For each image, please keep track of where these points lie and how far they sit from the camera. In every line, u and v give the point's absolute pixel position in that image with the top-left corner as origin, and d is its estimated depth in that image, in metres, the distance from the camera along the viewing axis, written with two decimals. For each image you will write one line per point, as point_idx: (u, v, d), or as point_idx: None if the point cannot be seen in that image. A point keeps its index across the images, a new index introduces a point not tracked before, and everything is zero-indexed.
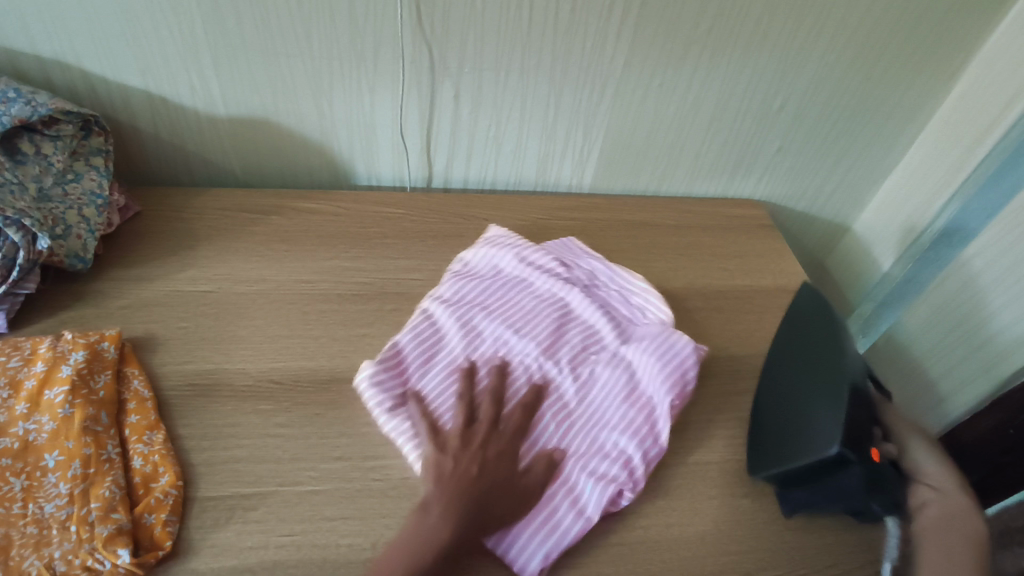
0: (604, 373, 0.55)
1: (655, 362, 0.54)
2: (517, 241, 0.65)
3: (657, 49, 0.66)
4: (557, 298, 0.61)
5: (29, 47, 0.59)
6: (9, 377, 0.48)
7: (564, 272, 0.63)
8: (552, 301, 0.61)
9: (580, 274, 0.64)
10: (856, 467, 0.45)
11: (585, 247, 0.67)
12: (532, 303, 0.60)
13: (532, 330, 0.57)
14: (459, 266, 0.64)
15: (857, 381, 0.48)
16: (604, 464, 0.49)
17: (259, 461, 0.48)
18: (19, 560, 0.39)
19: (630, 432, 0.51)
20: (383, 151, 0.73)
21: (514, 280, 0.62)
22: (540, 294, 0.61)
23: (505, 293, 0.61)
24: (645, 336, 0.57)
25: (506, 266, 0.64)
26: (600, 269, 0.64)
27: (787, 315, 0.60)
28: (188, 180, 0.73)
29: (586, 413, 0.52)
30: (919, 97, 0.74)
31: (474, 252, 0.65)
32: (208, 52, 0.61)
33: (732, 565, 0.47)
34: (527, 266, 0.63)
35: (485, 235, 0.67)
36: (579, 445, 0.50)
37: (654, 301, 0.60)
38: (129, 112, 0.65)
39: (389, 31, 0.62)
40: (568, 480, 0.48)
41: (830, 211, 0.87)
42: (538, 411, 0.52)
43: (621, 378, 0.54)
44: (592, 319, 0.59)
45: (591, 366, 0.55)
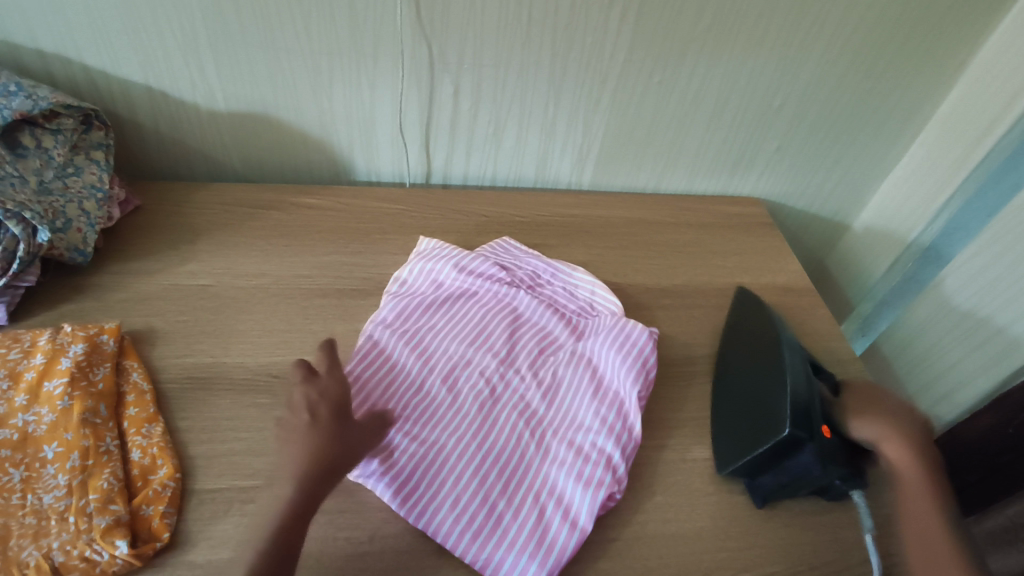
0: (567, 374, 0.55)
1: (617, 356, 0.55)
2: (451, 251, 0.64)
3: (656, 46, 0.66)
4: (503, 304, 0.61)
5: (29, 41, 0.59)
6: (9, 369, 0.48)
7: (505, 279, 0.63)
8: (499, 311, 0.60)
9: (523, 272, 0.65)
10: (811, 445, 0.47)
11: (522, 247, 0.67)
12: (480, 315, 0.60)
13: (486, 345, 0.57)
14: (397, 287, 0.62)
15: (801, 374, 0.50)
16: (589, 467, 0.49)
17: (257, 454, 0.48)
18: (18, 550, 0.39)
19: (605, 430, 0.51)
20: (382, 146, 0.73)
21: (456, 292, 0.62)
22: (488, 306, 0.61)
23: (451, 310, 0.60)
24: (599, 330, 0.58)
25: (445, 279, 0.63)
26: (540, 267, 0.65)
27: (726, 329, 0.62)
28: (188, 175, 0.73)
29: (555, 421, 0.52)
30: (920, 96, 0.74)
31: (417, 256, 0.64)
32: (208, 47, 0.61)
33: (730, 560, 0.47)
34: (467, 277, 0.62)
35: (417, 248, 0.65)
36: (559, 451, 0.50)
37: (601, 293, 0.62)
38: (128, 105, 0.65)
39: (389, 27, 0.62)
40: (557, 491, 0.48)
41: (829, 209, 0.87)
42: (507, 421, 0.52)
43: (585, 377, 0.55)
44: (543, 322, 0.60)
45: (551, 368, 0.56)
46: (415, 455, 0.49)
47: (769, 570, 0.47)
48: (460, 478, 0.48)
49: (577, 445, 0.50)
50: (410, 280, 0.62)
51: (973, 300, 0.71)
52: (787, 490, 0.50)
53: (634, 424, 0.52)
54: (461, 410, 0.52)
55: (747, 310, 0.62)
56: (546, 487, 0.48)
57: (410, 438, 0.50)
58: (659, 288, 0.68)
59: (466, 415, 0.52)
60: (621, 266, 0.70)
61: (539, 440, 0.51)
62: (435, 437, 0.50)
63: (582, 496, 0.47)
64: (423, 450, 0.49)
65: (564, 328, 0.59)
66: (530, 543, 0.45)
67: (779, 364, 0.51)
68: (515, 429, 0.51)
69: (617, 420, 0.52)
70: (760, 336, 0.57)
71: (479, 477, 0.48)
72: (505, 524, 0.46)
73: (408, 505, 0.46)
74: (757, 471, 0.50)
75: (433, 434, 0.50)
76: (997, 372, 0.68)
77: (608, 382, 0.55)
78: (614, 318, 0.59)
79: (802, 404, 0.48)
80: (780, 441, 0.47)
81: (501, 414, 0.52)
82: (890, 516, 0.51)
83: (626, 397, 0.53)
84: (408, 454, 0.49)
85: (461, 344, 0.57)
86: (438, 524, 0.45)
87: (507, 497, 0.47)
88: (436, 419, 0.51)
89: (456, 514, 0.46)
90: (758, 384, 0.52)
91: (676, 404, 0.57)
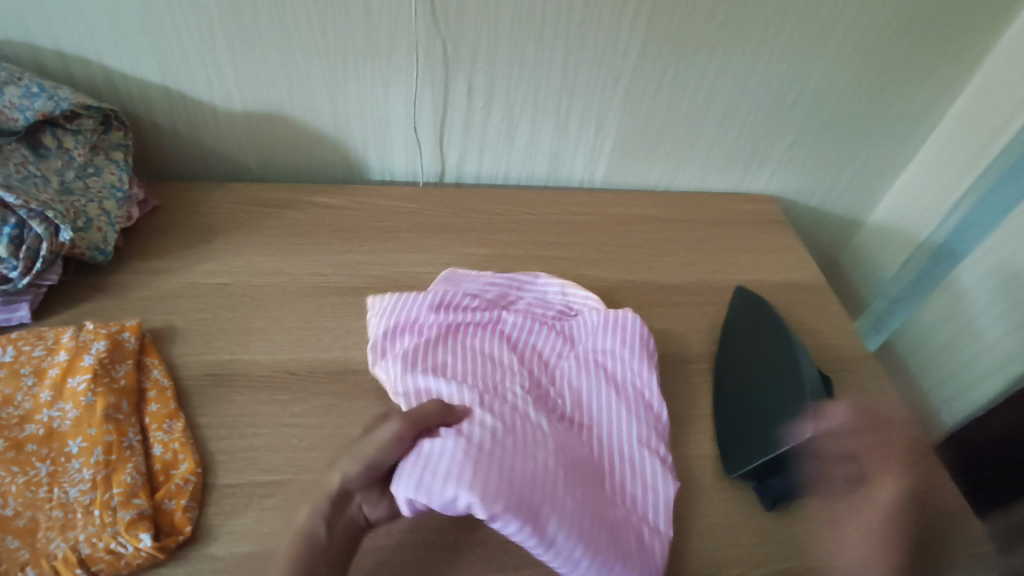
0: (587, 380, 0.55)
1: (621, 348, 0.56)
2: (406, 299, 0.58)
3: (669, 42, 0.66)
4: (498, 327, 0.57)
5: (50, 43, 0.60)
6: (33, 366, 0.49)
7: (481, 302, 0.59)
8: (500, 335, 0.57)
9: (492, 292, 0.61)
10: (829, 448, 0.49)
11: (467, 272, 0.63)
12: (487, 343, 0.55)
13: (507, 369, 0.53)
14: (379, 356, 0.54)
15: (812, 378, 0.53)
16: (647, 471, 0.50)
17: (276, 449, 0.49)
18: (46, 542, 0.40)
19: (641, 428, 0.52)
20: (397, 144, 0.74)
21: (446, 326, 0.56)
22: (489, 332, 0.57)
23: (457, 347, 0.54)
24: (591, 329, 0.58)
25: (425, 323, 0.56)
26: (505, 284, 0.62)
27: (720, 332, 0.63)
28: (204, 174, 0.74)
29: (596, 432, 0.52)
30: (935, 92, 0.74)
31: (378, 318, 0.57)
32: (225, 49, 0.62)
33: (744, 557, 0.48)
34: (447, 313, 0.57)
35: (370, 308, 0.58)
36: (616, 462, 0.50)
37: (579, 293, 0.61)
38: (147, 106, 0.66)
39: (405, 27, 0.62)
40: (630, 500, 0.48)
41: (843, 206, 0.87)
42: (570, 437, 0.50)
43: (602, 382, 0.55)
44: (539, 335, 0.58)
45: (569, 378, 0.55)
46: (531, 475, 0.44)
47: (783, 566, 0.48)
48: (575, 492, 0.45)
49: (628, 455, 0.51)
50: (387, 337, 0.55)
51: (990, 296, 0.70)
52: (799, 492, 0.50)
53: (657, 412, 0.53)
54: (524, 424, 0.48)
55: (748, 321, 0.61)
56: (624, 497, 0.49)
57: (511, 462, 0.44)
58: (673, 286, 0.68)
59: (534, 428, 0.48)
60: (634, 264, 0.70)
61: (594, 454, 0.50)
62: (530, 449, 0.45)
63: (654, 503, 0.48)
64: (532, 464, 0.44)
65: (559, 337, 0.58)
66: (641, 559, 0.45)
67: (796, 370, 0.53)
68: (578, 443, 0.50)
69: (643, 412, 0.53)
70: (768, 341, 0.58)
71: (585, 492, 0.46)
72: (617, 538, 0.45)
73: (542, 528, 0.42)
74: (769, 472, 0.50)
75: (528, 451, 0.45)
76: (1011, 369, 0.67)
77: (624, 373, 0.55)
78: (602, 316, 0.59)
79: (819, 408, 0.50)
80: (803, 442, 0.48)
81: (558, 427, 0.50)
82: None
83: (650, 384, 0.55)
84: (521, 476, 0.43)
85: (486, 372, 0.52)
86: (571, 546, 0.42)
87: (608, 513, 0.47)
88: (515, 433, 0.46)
89: (583, 534, 0.43)
90: (767, 384, 0.54)
91: (689, 401, 0.57)
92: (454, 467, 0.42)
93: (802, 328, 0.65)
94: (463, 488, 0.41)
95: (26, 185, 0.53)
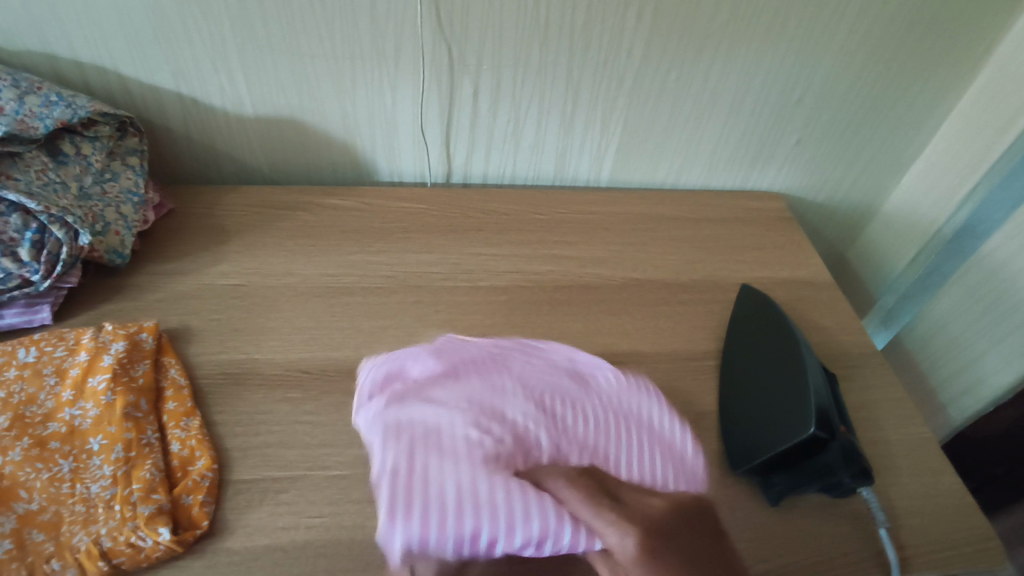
0: (599, 438, 0.51)
1: (641, 404, 0.55)
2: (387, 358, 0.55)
3: (673, 41, 0.67)
4: (491, 382, 0.52)
5: (68, 52, 0.62)
6: (55, 366, 0.51)
7: (478, 361, 0.55)
8: (495, 386, 0.52)
9: (492, 350, 0.57)
10: (834, 444, 0.49)
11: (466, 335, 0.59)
12: (481, 395, 0.51)
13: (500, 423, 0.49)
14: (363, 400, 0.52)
15: (816, 376, 0.53)
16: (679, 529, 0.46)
17: (289, 446, 0.50)
18: (69, 535, 0.42)
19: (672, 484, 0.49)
20: (405, 147, 0.75)
21: (432, 392, 0.51)
22: (485, 382, 0.53)
23: (445, 399, 0.50)
24: (601, 385, 0.56)
25: (412, 380, 0.52)
26: (507, 345, 0.58)
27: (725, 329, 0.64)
28: (218, 177, 0.76)
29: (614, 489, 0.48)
30: (942, 86, 0.73)
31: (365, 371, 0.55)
32: (237, 55, 0.64)
33: (750, 551, 0.48)
34: (436, 372, 0.53)
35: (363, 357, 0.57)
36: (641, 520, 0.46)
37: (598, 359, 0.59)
38: (161, 113, 0.68)
39: (411, 31, 0.63)
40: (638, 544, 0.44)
41: (852, 202, 0.87)
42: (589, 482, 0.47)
43: (614, 438, 0.51)
44: (541, 385, 0.54)
45: (575, 433, 0.50)
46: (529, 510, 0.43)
47: (789, 561, 0.48)
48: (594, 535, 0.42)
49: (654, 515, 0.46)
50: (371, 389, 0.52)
51: (998, 290, 0.70)
52: (805, 489, 0.50)
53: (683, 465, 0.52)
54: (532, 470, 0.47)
55: (755, 321, 0.62)
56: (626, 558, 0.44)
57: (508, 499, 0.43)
58: (678, 283, 0.68)
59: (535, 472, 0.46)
60: (640, 262, 0.70)
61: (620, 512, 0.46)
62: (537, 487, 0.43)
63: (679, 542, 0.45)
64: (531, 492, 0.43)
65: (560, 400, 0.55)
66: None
67: (801, 371, 0.54)
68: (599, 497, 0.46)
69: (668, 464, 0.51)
70: (773, 341, 0.59)
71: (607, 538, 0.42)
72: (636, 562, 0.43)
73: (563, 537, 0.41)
74: (773, 468, 0.51)
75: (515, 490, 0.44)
76: (1018, 366, 0.68)
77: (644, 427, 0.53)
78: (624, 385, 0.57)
79: (823, 405, 0.51)
80: (806, 437, 0.49)
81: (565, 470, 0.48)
82: (907, 509, 0.52)
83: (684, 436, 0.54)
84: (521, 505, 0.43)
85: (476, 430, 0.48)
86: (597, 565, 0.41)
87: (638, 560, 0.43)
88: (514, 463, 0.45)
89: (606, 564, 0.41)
90: (771, 381, 0.55)
91: (695, 398, 0.58)
92: (457, 498, 0.42)
93: (808, 325, 0.66)
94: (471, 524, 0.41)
95: (46, 191, 0.55)
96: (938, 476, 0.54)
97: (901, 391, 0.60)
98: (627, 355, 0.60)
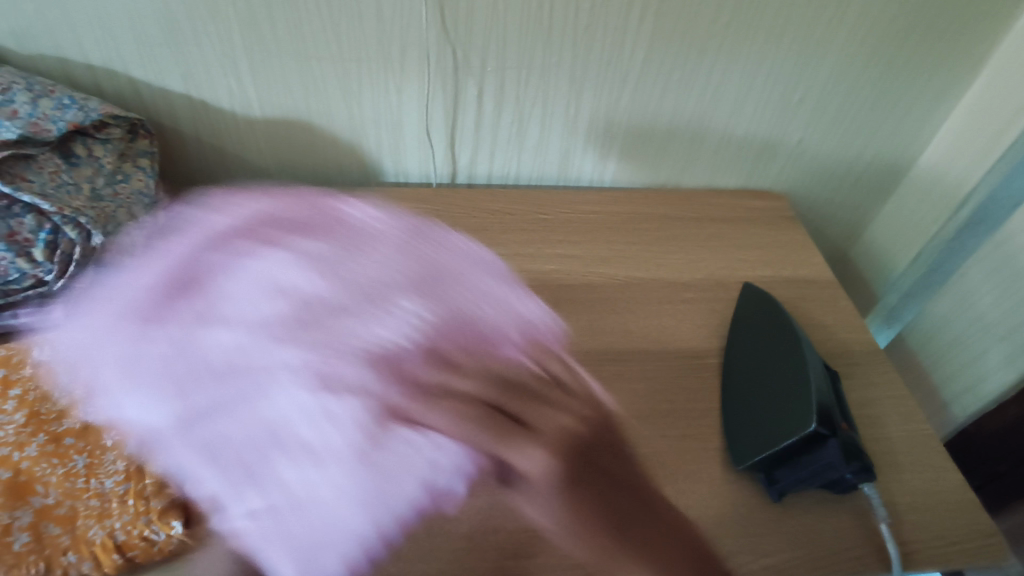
0: (407, 303, 0.42)
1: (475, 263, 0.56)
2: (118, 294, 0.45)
3: (675, 43, 0.67)
4: (279, 314, 0.40)
5: (80, 56, 0.63)
6: None
7: (224, 257, 0.43)
8: (263, 284, 0.41)
9: (239, 239, 0.45)
10: (834, 441, 0.50)
11: (195, 215, 0.50)
12: (245, 287, 0.41)
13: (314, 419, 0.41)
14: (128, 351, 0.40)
15: (817, 374, 0.54)
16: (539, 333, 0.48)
17: None
18: (85, 529, 0.43)
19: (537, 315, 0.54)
20: (410, 147, 0.76)
21: (177, 327, 0.40)
22: (241, 275, 0.42)
23: (202, 336, 0.39)
24: (404, 260, 0.46)
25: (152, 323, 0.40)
26: (258, 235, 0.45)
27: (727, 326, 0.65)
28: (226, 178, 0.77)
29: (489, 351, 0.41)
30: (944, 86, 0.74)
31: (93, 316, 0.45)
32: (244, 58, 0.65)
33: (751, 546, 0.49)
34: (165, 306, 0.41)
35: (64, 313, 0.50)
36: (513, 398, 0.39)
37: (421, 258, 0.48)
38: (171, 115, 0.69)
39: (416, 33, 0.64)
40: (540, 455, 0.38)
41: (854, 201, 0.87)
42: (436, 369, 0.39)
43: (441, 284, 0.45)
44: (326, 259, 0.43)
45: (390, 304, 0.42)
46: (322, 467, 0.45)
47: (789, 556, 0.49)
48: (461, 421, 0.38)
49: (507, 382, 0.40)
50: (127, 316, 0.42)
51: (1001, 289, 0.71)
52: (806, 485, 0.51)
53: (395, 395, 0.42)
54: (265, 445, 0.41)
55: (757, 319, 0.63)
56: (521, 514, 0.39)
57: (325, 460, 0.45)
58: (682, 282, 0.69)
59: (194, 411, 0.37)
60: (643, 261, 0.71)
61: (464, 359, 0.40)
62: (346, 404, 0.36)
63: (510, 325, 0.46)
64: (414, 443, 0.37)
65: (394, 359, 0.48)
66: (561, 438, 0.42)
67: (802, 368, 0.54)
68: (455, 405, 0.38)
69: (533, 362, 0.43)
70: (775, 338, 0.59)
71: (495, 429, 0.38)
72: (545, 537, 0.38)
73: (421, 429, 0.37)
74: (775, 465, 0.51)
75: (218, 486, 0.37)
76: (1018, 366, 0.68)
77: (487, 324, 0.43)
78: (407, 274, 0.44)
79: (824, 402, 0.51)
80: (807, 433, 0.49)
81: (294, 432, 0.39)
82: (908, 505, 0.52)
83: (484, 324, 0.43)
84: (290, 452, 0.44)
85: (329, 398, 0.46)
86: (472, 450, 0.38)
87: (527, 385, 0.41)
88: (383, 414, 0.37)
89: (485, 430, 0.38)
90: (773, 379, 0.56)
91: (698, 395, 0.58)
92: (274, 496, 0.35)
93: (810, 323, 0.66)
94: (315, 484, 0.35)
95: (59, 193, 0.56)
96: (940, 472, 0.55)
97: (903, 388, 0.61)
98: (630, 352, 0.61)
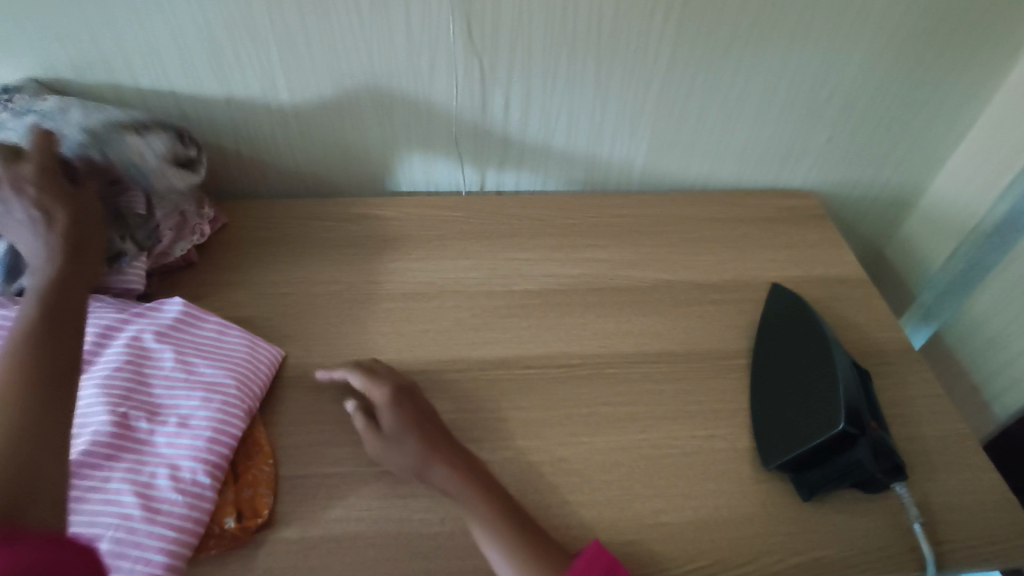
0: (141, 409, 0.51)
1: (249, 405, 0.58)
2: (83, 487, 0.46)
3: (701, 45, 0.68)
4: (91, 449, 0.48)
5: (131, 82, 0.67)
6: (140, 366, 0.54)
7: None
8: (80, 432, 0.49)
9: None
10: (864, 440, 0.50)
11: None
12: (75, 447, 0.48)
13: (155, 457, 0.49)
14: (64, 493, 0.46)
15: (846, 374, 0.54)
16: (210, 368, 0.55)
17: (338, 444, 0.54)
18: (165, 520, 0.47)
19: (183, 383, 0.54)
20: (441, 157, 0.78)
21: None
22: None
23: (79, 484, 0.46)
24: (141, 420, 0.51)
25: None
26: None
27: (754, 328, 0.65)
28: (265, 193, 0.80)
29: (147, 416, 0.51)
30: (979, 78, 0.72)
31: None
32: (283, 78, 0.68)
33: (781, 545, 0.49)
34: None
35: None
36: (218, 372, 0.55)
37: None
38: (214, 134, 0.73)
39: (444, 47, 0.66)
40: (243, 408, 0.53)
41: (886, 197, 0.86)
42: (207, 459, 0.49)
43: (165, 403, 0.52)
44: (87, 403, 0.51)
45: (149, 376, 0.54)
46: (179, 500, 0.47)
47: (821, 555, 0.49)
48: (210, 404, 0.52)
49: (224, 365, 0.55)
50: None
51: None
52: (838, 485, 0.51)
53: (206, 315, 0.60)
54: (139, 484, 0.47)
55: (785, 319, 0.63)
56: (186, 417, 0.51)
57: (184, 478, 0.48)
58: (709, 284, 0.69)
59: (127, 522, 0.45)
60: (670, 264, 0.72)
61: (203, 427, 0.51)
62: (114, 451, 0.48)
63: (214, 366, 0.55)
64: (173, 430, 0.50)
65: (187, 377, 0.54)
66: (181, 384, 0.54)
67: (830, 367, 0.55)
68: (172, 403, 0.52)
69: (207, 363, 0.55)
70: (802, 339, 0.60)
71: (226, 400, 0.53)
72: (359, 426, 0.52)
73: (162, 418, 0.51)
74: (803, 465, 0.52)
75: (154, 551, 0.44)
76: None
77: (133, 348, 0.55)
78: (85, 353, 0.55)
79: (851, 402, 0.52)
80: (835, 434, 0.50)
81: (182, 441, 0.50)
82: (942, 505, 0.52)
83: (219, 343, 0.58)
84: (147, 492, 0.47)
85: (170, 426, 0.51)
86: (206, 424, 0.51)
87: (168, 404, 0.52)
88: (143, 433, 0.50)
89: (208, 394, 0.53)
90: (800, 379, 0.56)
91: (726, 396, 0.59)
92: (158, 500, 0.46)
93: (841, 322, 0.66)
94: (192, 456, 0.49)
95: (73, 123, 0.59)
96: (976, 472, 0.54)
97: (937, 388, 0.60)
98: (659, 354, 0.62)
